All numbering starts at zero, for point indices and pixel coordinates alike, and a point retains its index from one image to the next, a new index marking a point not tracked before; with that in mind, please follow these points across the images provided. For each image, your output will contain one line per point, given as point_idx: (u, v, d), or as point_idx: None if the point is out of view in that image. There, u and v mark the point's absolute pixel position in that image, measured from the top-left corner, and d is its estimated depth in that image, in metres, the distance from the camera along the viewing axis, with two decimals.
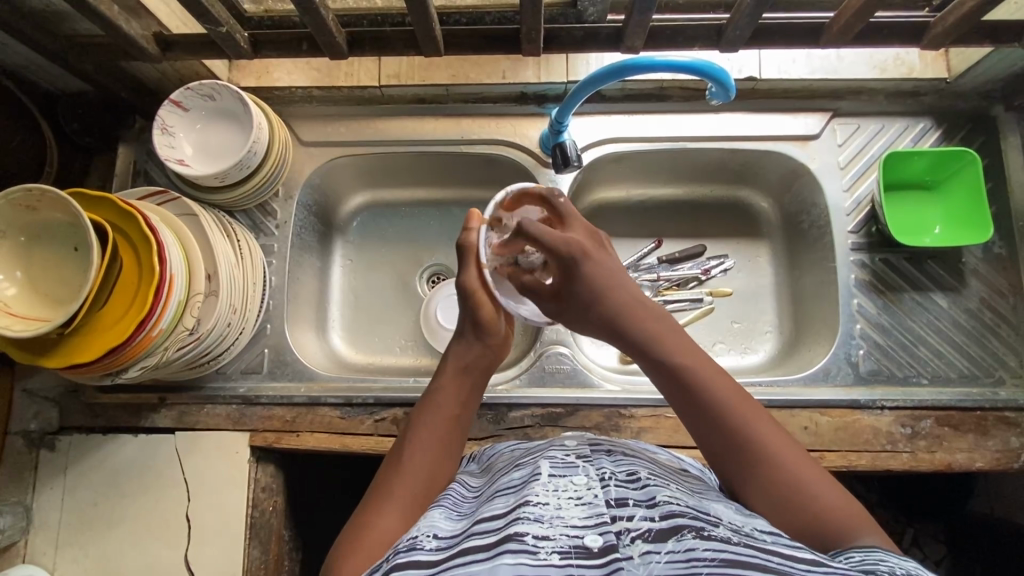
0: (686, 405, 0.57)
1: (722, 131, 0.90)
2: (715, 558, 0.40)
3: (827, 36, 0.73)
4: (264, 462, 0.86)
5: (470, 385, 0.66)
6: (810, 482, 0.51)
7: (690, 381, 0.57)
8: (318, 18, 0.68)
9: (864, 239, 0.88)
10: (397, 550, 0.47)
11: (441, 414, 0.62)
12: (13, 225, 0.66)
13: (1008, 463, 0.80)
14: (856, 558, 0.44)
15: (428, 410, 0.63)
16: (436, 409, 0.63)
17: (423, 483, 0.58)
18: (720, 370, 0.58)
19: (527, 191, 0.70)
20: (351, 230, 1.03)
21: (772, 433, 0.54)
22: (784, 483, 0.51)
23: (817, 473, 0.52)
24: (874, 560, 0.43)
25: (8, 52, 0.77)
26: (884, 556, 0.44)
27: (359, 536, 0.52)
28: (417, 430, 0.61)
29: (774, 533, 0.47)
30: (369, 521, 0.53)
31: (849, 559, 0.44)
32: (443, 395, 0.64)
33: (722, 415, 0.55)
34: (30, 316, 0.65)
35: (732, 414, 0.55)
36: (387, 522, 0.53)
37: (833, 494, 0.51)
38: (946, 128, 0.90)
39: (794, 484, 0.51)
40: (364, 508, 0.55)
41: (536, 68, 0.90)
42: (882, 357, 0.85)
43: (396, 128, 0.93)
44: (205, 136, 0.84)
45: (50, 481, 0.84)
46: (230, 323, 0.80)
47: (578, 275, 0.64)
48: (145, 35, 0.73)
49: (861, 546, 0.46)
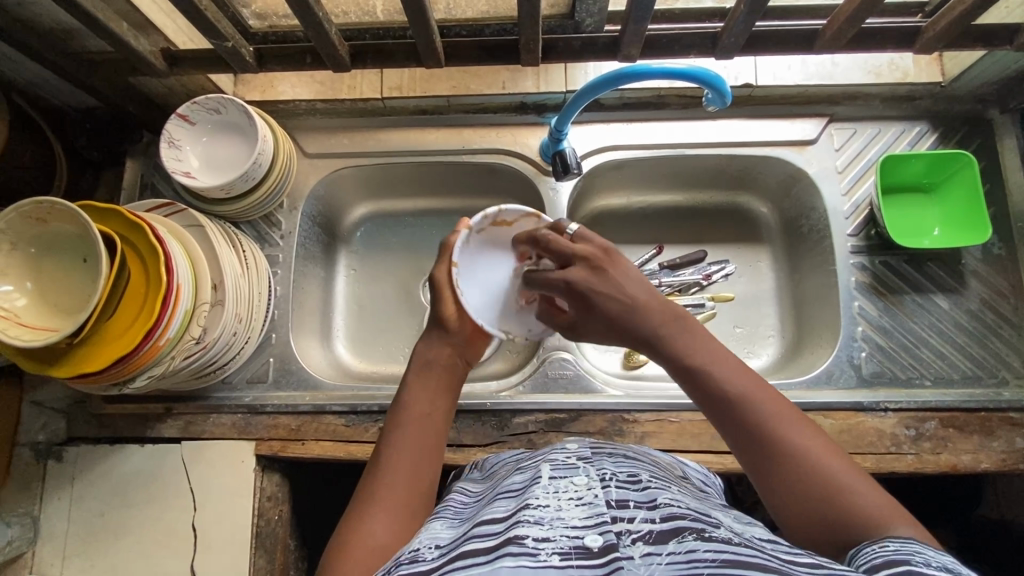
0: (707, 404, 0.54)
1: (721, 138, 0.91)
2: (716, 559, 0.40)
3: (821, 41, 0.74)
4: (270, 471, 0.86)
5: (445, 382, 0.65)
6: (838, 473, 0.48)
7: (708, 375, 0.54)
8: (321, 31, 0.69)
9: (863, 242, 0.89)
10: (396, 560, 0.47)
11: (415, 412, 0.62)
12: (24, 237, 0.67)
13: (1015, 464, 0.79)
14: (890, 547, 0.42)
15: (404, 410, 0.62)
16: (407, 410, 0.62)
17: (405, 488, 0.56)
18: (739, 372, 0.54)
19: (527, 215, 0.72)
20: (355, 240, 1.04)
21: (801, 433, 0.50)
22: (814, 474, 0.48)
23: (847, 464, 0.49)
24: (909, 550, 0.41)
25: (19, 69, 0.79)
26: (921, 548, 0.41)
27: (347, 545, 0.51)
28: (395, 433, 0.60)
29: (774, 540, 0.46)
30: (355, 529, 0.53)
31: (885, 548, 0.42)
32: (415, 396, 0.63)
33: (746, 414, 0.52)
34: (37, 326, 0.66)
35: (755, 412, 0.51)
36: (373, 529, 0.53)
37: (863, 485, 0.48)
38: (943, 131, 0.91)
39: (818, 471, 0.48)
40: (347, 524, 0.54)
41: (536, 78, 0.92)
42: (885, 359, 0.85)
43: (398, 139, 0.95)
44: (212, 149, 0.86)
45: (57, 492, 0.85)
46: (235, 332, 0.81)
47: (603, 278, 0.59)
48: (153, 51, 0.75)
49: (899, 536, 0.43)
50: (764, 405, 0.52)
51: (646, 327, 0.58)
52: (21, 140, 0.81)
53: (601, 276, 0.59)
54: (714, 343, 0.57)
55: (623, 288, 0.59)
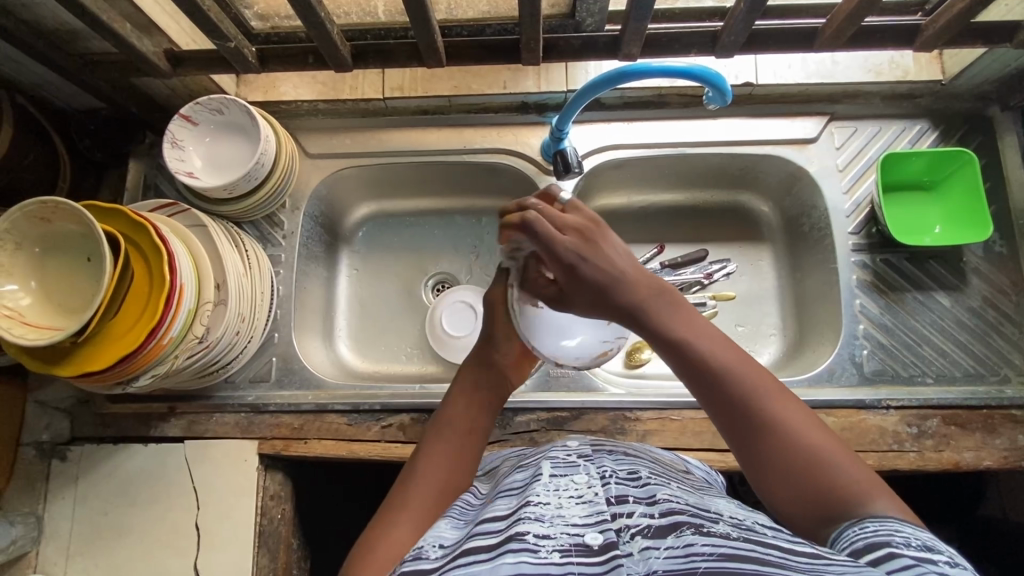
0: (694, 378, 0.53)
1: (721, 136, 0.91)
2: (715, 553, 0.40)
3: (821, 39, 0.74)
4: (273, 470, 0.86)
5: (485, 401, 0.69)
6: (828, 454, 0.48)
7: (695, 353, 0.53)
8: (323, 31, 0.70)
9: (865, 240, 0.89)
10: (401, 562, 0.47)
11: (454, 425, 0.65)
12: (29, 237, 0.67)
13: (1017, 461, 0.79)
14: (870, 528, 0.42)
15: (444, 422, 0.66)
16: (449, 423, 0.65)
17: (438, 493, 0.58)
18: (725, 347, 0.53)
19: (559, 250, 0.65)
20: (357, 240, 1.04)
21: (790, 411, 0.50)
22: (802, 452, 0.48)
23: (837, 442, 0.49)
24: (888, 531, 0.42)
25: (24, 70, 0.79)
26: (898, 527, 0.42)
27: (376, 539, 0.53)
28: (435, 441, 0.64)
29: (777, 527, 0.47)
30: (384, 525, 0.54)
31: (862, 530, 0.43)
32: (456, 411, 0.67)
33: (735, 390, 0.51)
34: (42, 325, 0.66)
35: (742, 386, 0.51)
36: (401, 525, 0.54)
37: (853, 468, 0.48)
38: (943, 129, 0.91)
39: (807, 452, 0.48)
40: (375, 524, 0.55)
41: (537, 77, 0.92)
42: (886, 357, 0.85)
43: (400, 139, 0.95)
44: (215, 149, 0.86)
45: (61, 491, 0.85)
46: (238, 331, 0.81)
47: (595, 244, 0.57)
48: (156, 52, 0.76)
49: (877, 514, 0.43)
50: (751, 381, 0.51)
51: (633, 300, 0.55)
52: (25, 141, 0.82)
53: (593, 247, 0.57)
54: (700, 319, 0.55)
55: (614, 257, 0.57)
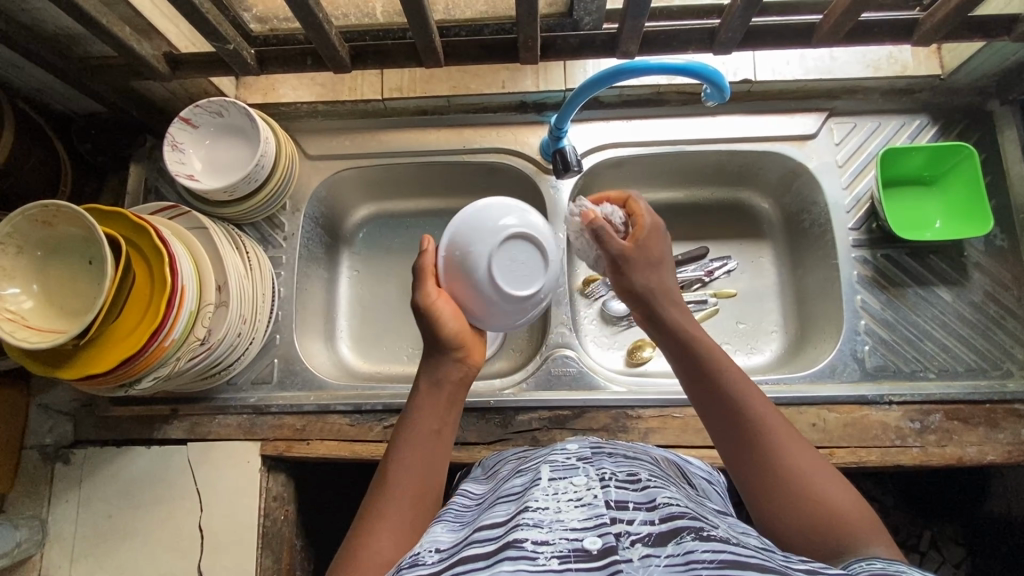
0: (715, 403, 0.59)
1: (720, 133, 0.91)
2: (713, 559, 0.40)
3: (819, 34, 0.74)
4: (275, 471, 0.86)
5: (450, 394, 0.65)
6: (818, 477, 0.53)
7: (717, 375, 0.60)
8: (321, 33, 0.70)
9: (865, 236, 0.89)
10: (398, 567, 0.47)
11: (423, 427, 0.62)
12: (31, 242, 0.68)
13: (1020, 456, 0.79)
14: (877, 566, 0.43)
15: (413, 422, 0.63)
16: (416, 421, 0.63)
17: (411, 502, 0.57)
18: (751, 382, 0.60)
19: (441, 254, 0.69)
20: (357, 241, 1.05)
21: (798, 449, 0.55)
22: (804, 488, 0.52)
23: (836, 479, 0.53)
24: (895, 570, 0.42)
25: (24, 75, 0.79)
26: (902, 567, 0.43)
27: (354, 561, 0.52)
28: (404, 447, 0.61)
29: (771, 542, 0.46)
30: (361, 543, 0.53)
31: (868, 565, 0.44)
32: (422, 408, 0.64)
33: (750, 423, 0.56)
34: (45, 328, 0.66)
35: (756, 422, 0.56)
36: (378, 547, 0.53)
37: (842, 491, 0.52)
38: (943, 123, 0.91)
39: (803, 479, 0.53)
40: (356, 536, 0.55)
41: (535, 76, 0.92)
42: (889, 352, 0.85)
43: (399, 140, 0.95)
44: (214, 151, 0.87)
45: (65, 494, 0.85)
46: (240, 332, 0.81)
47: (653, 241, 0.70)
48: (155, 55, 0.76)
49: (882, 557, 0.45)
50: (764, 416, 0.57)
51: (659, 296, 0.67)
52: (27, 146, 0.82)
53: (647, 238, 0.70)
54: (725, 357, 0.62)
55: (661, 251, 0.71)
